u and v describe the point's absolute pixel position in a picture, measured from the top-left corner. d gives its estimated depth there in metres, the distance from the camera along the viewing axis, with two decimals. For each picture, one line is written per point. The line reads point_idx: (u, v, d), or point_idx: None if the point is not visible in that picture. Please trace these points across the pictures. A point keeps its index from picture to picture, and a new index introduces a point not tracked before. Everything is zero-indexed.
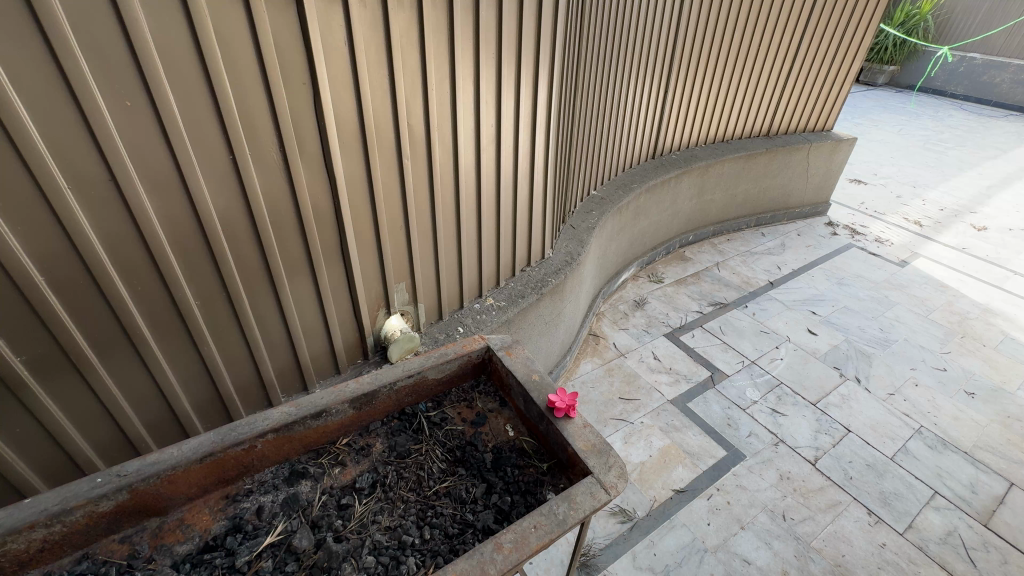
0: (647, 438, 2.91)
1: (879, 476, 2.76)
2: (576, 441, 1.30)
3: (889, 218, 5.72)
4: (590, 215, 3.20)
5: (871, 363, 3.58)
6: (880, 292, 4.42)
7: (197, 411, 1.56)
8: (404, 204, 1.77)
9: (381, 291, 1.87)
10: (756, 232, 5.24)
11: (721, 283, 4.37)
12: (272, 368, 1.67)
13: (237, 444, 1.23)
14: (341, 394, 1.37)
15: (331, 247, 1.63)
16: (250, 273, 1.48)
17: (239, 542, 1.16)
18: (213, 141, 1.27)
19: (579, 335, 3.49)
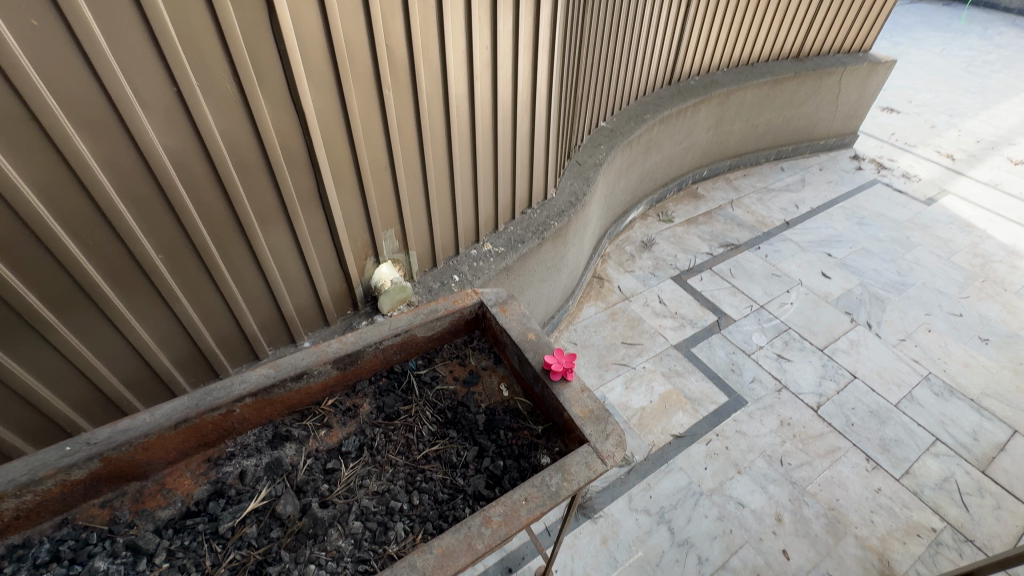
0: (649, 383, 2.88)
1: (881, 423, 2.74)
2: (572, 407, 1.23)
3: (919, 150, 5.33)
4: (597, 150, 2.96)
5: (884, 308, 3.47)
6: (901, 232, 4.20)
7: (178, 366, 1.49)
8: (388, 142, 1.59)
9: (368, 238, 1.74)
10: (775, 167, 4.92)
11: (734, 223, 4.16)
12: (254, 321, 1.58)
13: (213, 409, 1.16)
14: (323, 355, 1.28)
15: (307, 192, 1.48)
16: (217, 222, 1.34)
17: (222, 508, 1.13)
18: (152, 71, 1.08)
19: (582, 278, 3.37)
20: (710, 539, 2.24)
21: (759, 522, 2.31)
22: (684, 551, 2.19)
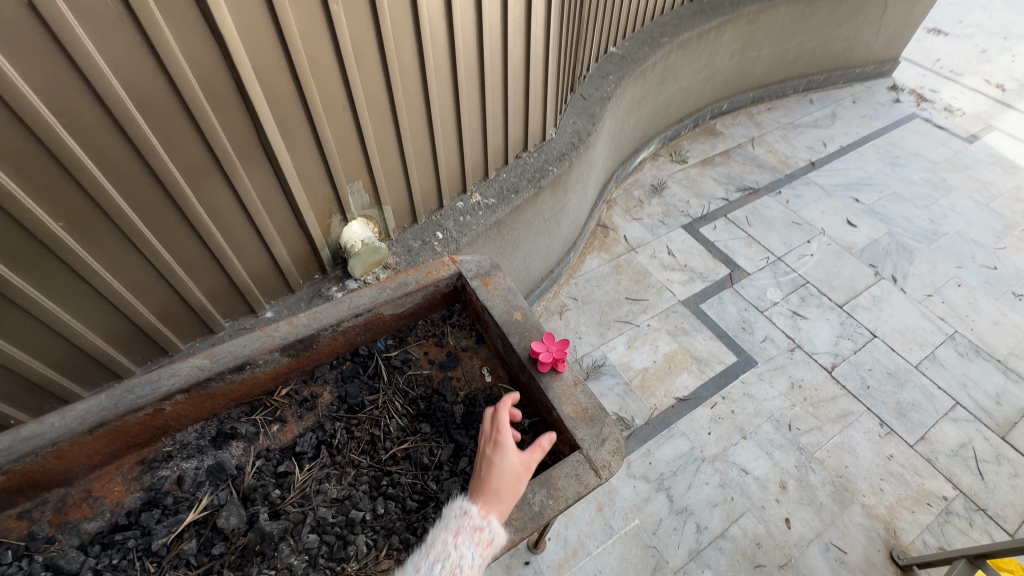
0: (653, 342, 2.71)
1: (899, 386, 2.58)
2: (562, 405, 1.04)
3: (966, 80, 4.79)
4: (605, 80, 2.58)
5: (912, 260, 3.20)
6: (938, 174, 3.82)
7: (115, 344, 1.30)
8: (344, 76, 1.29)
9: (330, 193, 1.48)
10: (803, 99, 4.44)
11: (754, 164, 3.79)
12: (202, 293, 1.37)
13: (136, 409, 0.98)
14: (268, 341, 1.08)
15: (244, 139, 1.21)
16: (132, 181, 1.09)
17: (156, 520, 0.98)
18: None
19: (586, 227, 3.10)
20: (710, 507, 2.16)
21: (762, 489, 2.22)
22: (682, 519, 2.12)
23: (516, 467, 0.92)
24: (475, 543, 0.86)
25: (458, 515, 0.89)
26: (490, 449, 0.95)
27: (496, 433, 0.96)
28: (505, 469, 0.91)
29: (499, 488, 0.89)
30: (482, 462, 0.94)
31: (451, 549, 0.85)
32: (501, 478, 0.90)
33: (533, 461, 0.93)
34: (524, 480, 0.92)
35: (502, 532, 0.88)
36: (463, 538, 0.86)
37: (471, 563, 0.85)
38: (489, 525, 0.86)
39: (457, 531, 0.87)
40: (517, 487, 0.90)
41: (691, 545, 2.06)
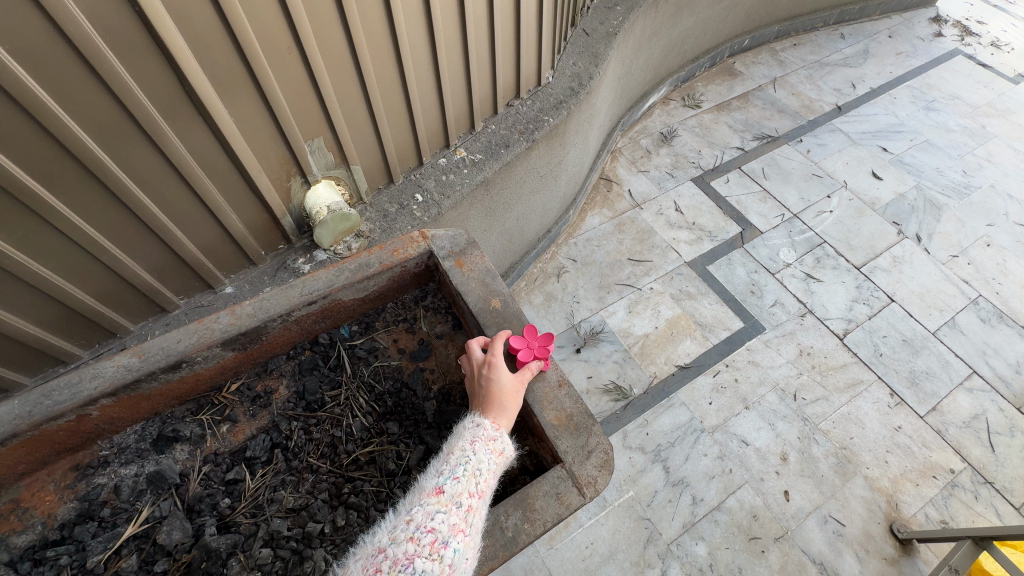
0: (655, 307, 2.56)
1: (913, 353, 2.45)
2: (544, 412, 0.90)
3: (1017, 11, 4.29)
4: (612, 12, 2.26)
5: (939, 217, 2.97)
6: (976, 120, 3.49)
7: (51, 329, 1.16)
8: (286, 9, 1.06)
9: (285, 153, 1.29)
10: (833, 33, 4.01)
11: (774, 109, 3.46)
12: (146, 271, 1.22)
13: (54, 417, 0.86)
14: (207, 335, 0.94)
15: (167, 91, 1.01)
16: (29, 147, 0.91)
17: (91, 534, 0.88)
18: None
19: (587, 181, 2.87)
20: (707, 479, 2.09)
21: (762, 461, 2.15)
22: (678, 492, 2.06)
23: (515, 382, 0.89)
24: (489, 450, 0.83)
25: (470, 425, 0.86)
26: (486, 369, 0.91)
27: (490, 353, 0.92)
28: (505, 385, 0.88)
29: (503, 402, 0.87)
30: (479, 382, 0.91)
31: (470, 452, 0.82)
32: (504, 393, 0.88)
33: (529, 376, 0.91)
34: (523, 394, 0.90)
35: (512, 442, 0.86)
36: (477, 444, 0.82)
37: (491, 467, 0.82)
38: (502, 436, 0.85)
39: (472, 435, 0.84)
40: (518, 402, 0.89)
41: (685, 517, 2.01)
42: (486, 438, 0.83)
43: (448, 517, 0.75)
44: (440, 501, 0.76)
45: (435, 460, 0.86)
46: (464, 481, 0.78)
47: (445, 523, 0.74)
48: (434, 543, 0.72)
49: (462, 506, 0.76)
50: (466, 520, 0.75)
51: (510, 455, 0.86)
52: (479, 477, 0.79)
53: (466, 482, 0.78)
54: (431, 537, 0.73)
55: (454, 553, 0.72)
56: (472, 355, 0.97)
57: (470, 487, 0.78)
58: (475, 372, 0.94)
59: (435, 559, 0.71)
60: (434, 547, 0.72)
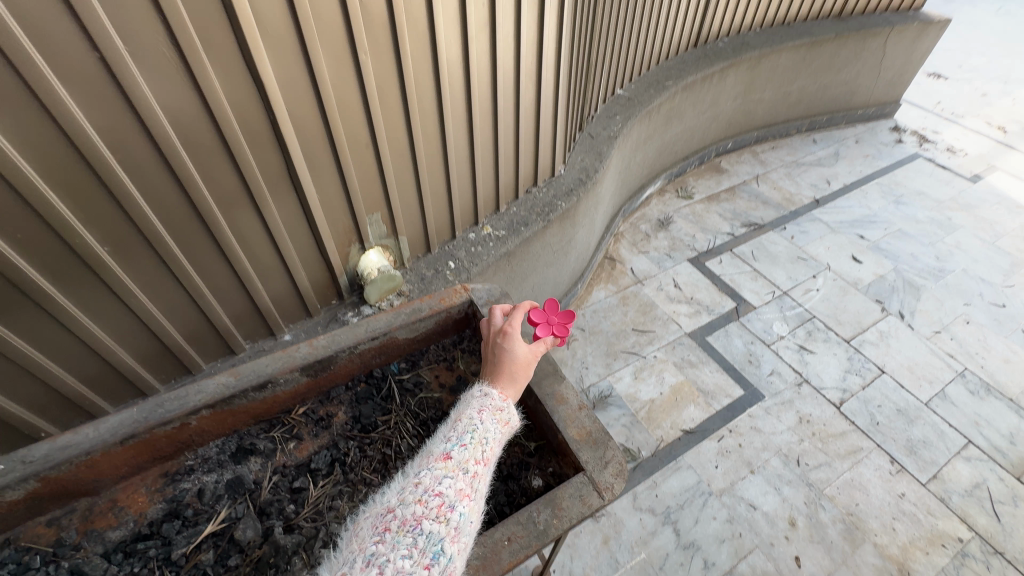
0: (659, 374, 2.73)
1: (909, 423, 2.56)
2: (568, 428, 1.08)
3: (968, 122, 4.90)
4: (612, 120, 2.71)
5: (919, 296, 3.22)
6: (942, 212, 3.88)
7: (145, 364, 1.38)
8: (369, 118, 1.40)
9: (351, 222, 1.58)
10: (807, 138, 4.57)
11: (759, 200, 3.88)
12: (227, 315, 1.46)
13: (164, 422, 1.04)
14: (290, 360, 1.15)
15: (275, 172, 1.31)
16: (172, 211, 1.20)
17: (176, 530, 1.02)
18: (69, 37, 0.90)
19: (593, 260, 3.18)
20: (718, 542, 2.13)
21: (771, 525, 2.19)
22: (689, 554, 2.09)
23: (528, 353, 1.10)
24: (496, 420, 1.00)
25: (479, 395, 1.04)
26: (502, 343, 1.10)
27: (508, 325, 1.12)
28: (519, 356, 1.08)
29: (512, 372, 1.07)
30: (496, 349, 1.11)
31: (477, 422, 0.98)
32: (515, 363, 1.08)
33: (541, 350, 1.13)
34: (534, 365, 1.11)
35: (516, 414, 1.05)
36: (485, 414, 1.00)
37: (495, 435, 0.99)
38: (508, 408, 1.03)
39: (480, 406, 1.02)
40: (528, 372, 1.09)
41: None
42: (494, 409, 1.01)
43: (455, 482, 0.89)
44: (447, 467, 0.91)
45: (440, 431, 1.01)
46: (470, 449, 0.94)
47: (452, 487, 0.88)
48: (441, 505, 0.85)
49: (467, 473, 0.91)
50: (470, 485, 0.90)
51: (514, 427, 1.05)
52: (484, 446, 0.96)
53: (471, 450, 0.94)
54: (438, 500, 0.85)
55: (459, 515, 0.85)
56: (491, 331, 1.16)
57: (475, 455, 0.94)
58: (491, 341, 1.14)
59: (442, 520, 0.83)
60: (442, 509, 0.85)
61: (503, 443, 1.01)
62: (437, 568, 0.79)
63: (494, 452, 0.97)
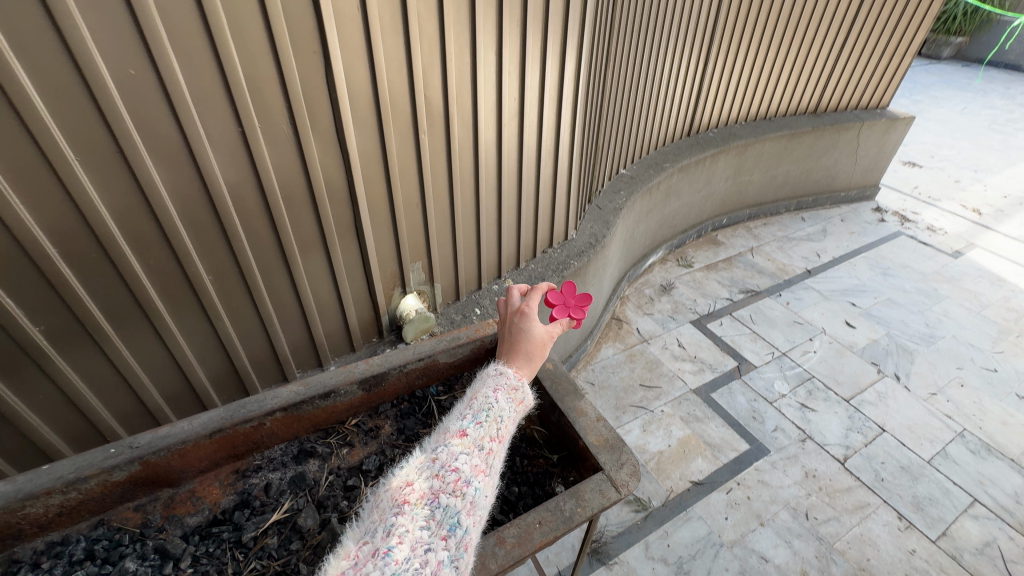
0: (667, 427, 2.84)
1: (913, 480, 2.62)
2: (588, 435, 1.25)
3: (944, 204, 5.32)
4: (617, 195, 3.08)
5: (913, 360, 3.38)
6: (928, 284, 4.14)
7: (215, 385, 1.60)
8: (421, 182, 1.73)
9: (397, 268, 1.85)
10: (796, 216, 4.98)
11: (754, 270, 4.17)
12: (287, 344, 1.69)
13: (246, 420, 1.23)
14: (350, 374, 1.36)
15: (345, 223, 1.60)
16: (263, 249, 1.47)
17: (246, 518, 1.17)
18: (222, 115, 1.22)
19: (601, 320, 3.40)
20: None
21: None
22: None
23: (544, 334, 1.26)
24: (509, 399, 1.10)
25: (494, 375, 1.15)
26: (523, 325, 1.26)
27: (525, 306, 1.29)
28: (535, 336, 1.25)
29: (528, 352, 1.23)
30: (514, 328, 1.28)
31: (493, 402, 1.07)
32: (533, 343, 1.24)
33: (556, 332, 1.29)
34: (549, 345, 1.27)
35: (529, 395, 1.16)
36: (499, 393, 1.09)
37: (509, 413, 1.08)
38: (522, 387, 1.14)
39: (496, 386, 1.11)
40: (543, 351, 1.26)
41: None
42: (509, 389, 1.11)
43: (470, 459, 0.97)
44: (463, 443, 0.99)
45: (457, 408, 1.10)
46: (485, 427, 1.02)
47: (468, 464, 0.96)
48: (457, 480, 0.94)
49: (482, 450, 0.99)
50: (485, 462, 0.98)
51: (528, 405, 1.15)
52: (498, 423, 1.05)
53: (487, 428, 1.02)
54: (455, 475, 0.94)
55: (475, 491, 0.93)
56: (510, 312, 1.32)
57: (490, 432, 1.02)
58: (511, 322, 1.30)
59: (459, 494, 0.92)
60: (459, 484, 0.93)
61: (517, 420, 1.11)
62: (454, 539, 0.87)
63: (508, 429, 1.06)
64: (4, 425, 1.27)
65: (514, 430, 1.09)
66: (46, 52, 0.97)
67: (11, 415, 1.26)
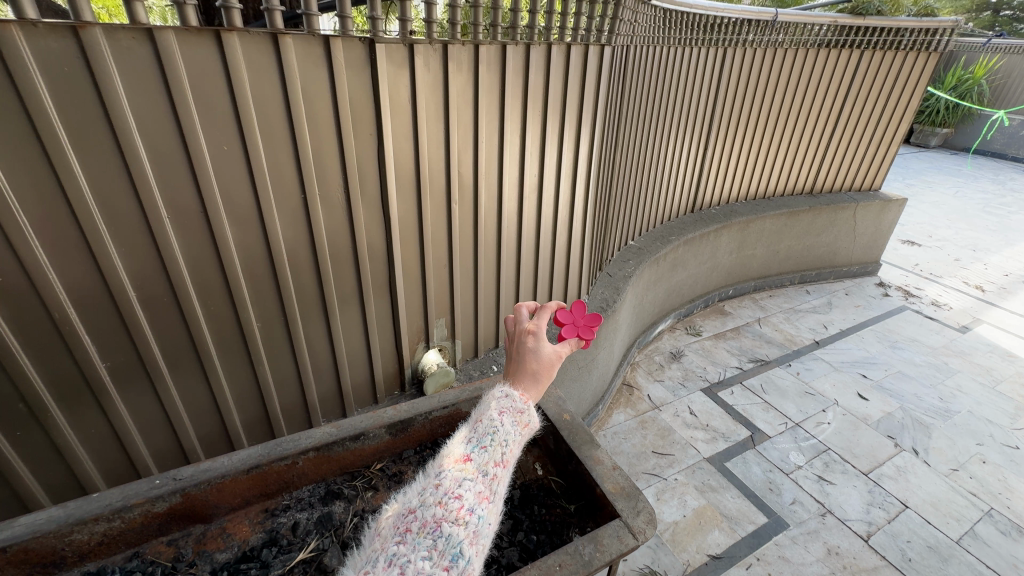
0: (681, 496, 2.78)
1: (943, 561, 2.51)
2: (605, 482, 1.30)
3: (947, 280, 5.45)
4: (626, 264, 3.27)
5: (930, 434, 3.33)
6: (938, 358, 4.15)
7: (246, 429, 1.67)
8: (449, 245, 1.92)
9: (422, 324, 1.99)
10: (800, 289, 5.12)
11: (763, 340, 4.24)
12: (316, 393, 1.78)
13: (281, 458, 1.30)
14: (379, 419, 1.44)
15: (380, 279, 1.76)
16: (308, 301, 1.61)
17: (273, 555, 1.21)
18: (290, 183, 1.42)
19: (612, 385, 3.44)
20: None
21: None
22: None
23: (553, 354, 1.17)
24: (515, 423, 1.04)
25: (500, 398, 1.07)
26: (531, 344, 1.16)
27: (535, 325, 1.19)
28: (543, 356, 1.16)
29: (535, 373, 1.14)
30: (521, 347, 1.17)
31: (498, 424, 1.02)
32: (540, 365, 1.15)
33: (564, 352, 1.20)
34: (557, 366, 1.18)
35: (536, 418, 1.09)
36: (505, 416, 1.03)
37: (514, 437, 1.03)
38: (528, 410, 1.07)
39: (500, 408, 1.05)
40: (551, 372, 1.16)
41: None
42: (515, 412, 1.05)
43: (474, 486, 0.92)
44: (468, 469, 0.95)
45: (462, 428, 1.06)
46: (489, 451, 0.98)
47: (472, 491, 0.91)
48: (461, 508, 0.89)
49: (486, 476, 0.95)
50: (488, 489, 0.94)
51: (533, 428, 1.09)
52: (503, 447, 1.00)
53: (491, 453, 0.98)
54: (458, 503, 0.89)
55: (477, 519, 0.89)
56: (517, 328, 1.21)
57: (495, 457, 0.98)
58: (518, 339, 1.20)
59: (461, 523, 0.87)
60: (461, 513, 0.88)
61: (522, 444, 1.06)
62: (456, 570, 0.82)
63: (513, 453, 1.02)
64: (55, 460, 1.34)
65: (519, 454, 1.05)
66: (162, 128, 1.18)
67: (64, 449, 1.33)
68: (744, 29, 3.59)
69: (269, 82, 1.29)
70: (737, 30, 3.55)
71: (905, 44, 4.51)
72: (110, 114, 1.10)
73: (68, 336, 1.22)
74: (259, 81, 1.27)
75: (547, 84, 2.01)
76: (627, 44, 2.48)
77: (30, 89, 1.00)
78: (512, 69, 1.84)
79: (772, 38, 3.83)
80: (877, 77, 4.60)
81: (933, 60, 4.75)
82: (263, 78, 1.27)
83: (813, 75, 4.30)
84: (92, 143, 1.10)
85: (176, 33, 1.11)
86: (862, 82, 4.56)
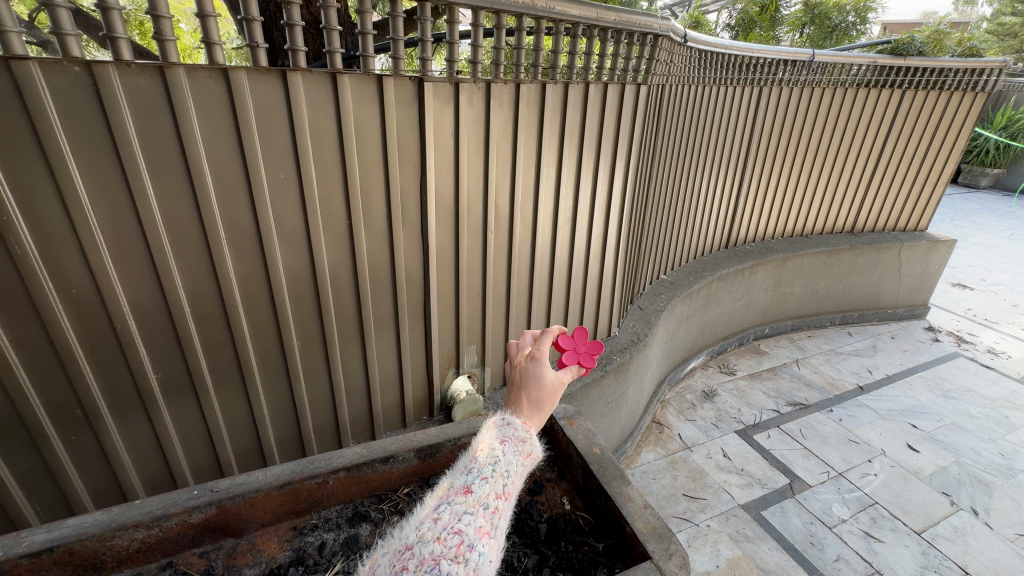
0: (714, 544, 2.62)
1: None
2: (635, 521, 1.26)
3: (1004, 328, 5.12)
4: (658, 298, 3.23)
5: (991, 494, 3.06)
6: (996, 410, 3.87)
7: (281, 446, 1.71)
8: (483, 273, 1.96)
9: (453, 350, 2.01)
10: (841, 331, 4.92)
11: (802, 382, 4.06)
12: (348, 413, 1.81)
13: (313, 476, 1.33)
14: (409, 442, 1.45)
15: (416, 305, 1.81)
16: (346, 322, 1.66)
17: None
18: (337, 211, 1.50)
19: (641, 422, 3.36)
20: None
21: None
22: None
23: (556, 381, 1.16)
24: (518, 452, 1.03)
25: (503, 426, 1.06)
26: (535, 367, 1.16)
27: (536, 350, 1.17)
28: (546, 383, 1.15)
29: (539, 400, 1.13)
30: (523, 373, 1.16)
31: (499, 454, 1.01)
32: (543, 392, 1.14)
33: (566, 379, 1.18)
34: (560, 393, 1.17)
35: (539, 448, 1.08)
36: (508, 445, 1.02)
37: (517, 467, 1.02)
38: (531, 438, 1.06)
39: (503, 437, 1.04)
40: (554, 399, 1.15)
41: None
42: (517, 441, 1.03)
43: (474, 520, 0.90)
44: (467, 502, 0.93)
45: (461, 460, 1.04)
46: (489, 484, 0.97)
47: (472, 526, 0.89)
48: (460, 545, 0.86)
49: (488, 509, 0.94)
50: (490, 523, 0.92)
51: (535, 458, 1.08)
52: (505, 479, 0.99)
53: (492, 484, 0.97)
54: (458, 539, 0.87)
55: (478, 556, 0.85)
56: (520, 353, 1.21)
57: (496, 489, 0.97)
58: (519, 365, 1.19)
59: (461, 561, 0.84)
60: (460, 550, 0.85)
61: (524, 474, 1.04)
62: None
63: (515, 485, 1.01)
64: (102, 465, 1.40)
65: (521, 485, 1.03)
66: (226, 157, 1.27)
67: (112, 455, 1.39)
68: (780, 68, 3.61)
69: (326, 117, 1.38)
70: (773, 70, 3.57)
71: (949, 84, 4.43)
72: (185, 145, 1.20)
73: (128, 349, 1.30)
74: (317, 116, 1.37)
75: (584, 119, 2.07)
76: (662, 83, 2.52)
77: (118, 120, 1.11)
78: (551, 105, 1.91)
79: (809, 78, 3.83)
80: (921, 116, 4.50)
81: (980, 100, 4.64)
82: (321, 113, 1.37)
83: (853, 112, 4.25)
84: (167, 173, 1.21)
85: (246, 72, 1.22)
86: (906, 120, 4.47)
